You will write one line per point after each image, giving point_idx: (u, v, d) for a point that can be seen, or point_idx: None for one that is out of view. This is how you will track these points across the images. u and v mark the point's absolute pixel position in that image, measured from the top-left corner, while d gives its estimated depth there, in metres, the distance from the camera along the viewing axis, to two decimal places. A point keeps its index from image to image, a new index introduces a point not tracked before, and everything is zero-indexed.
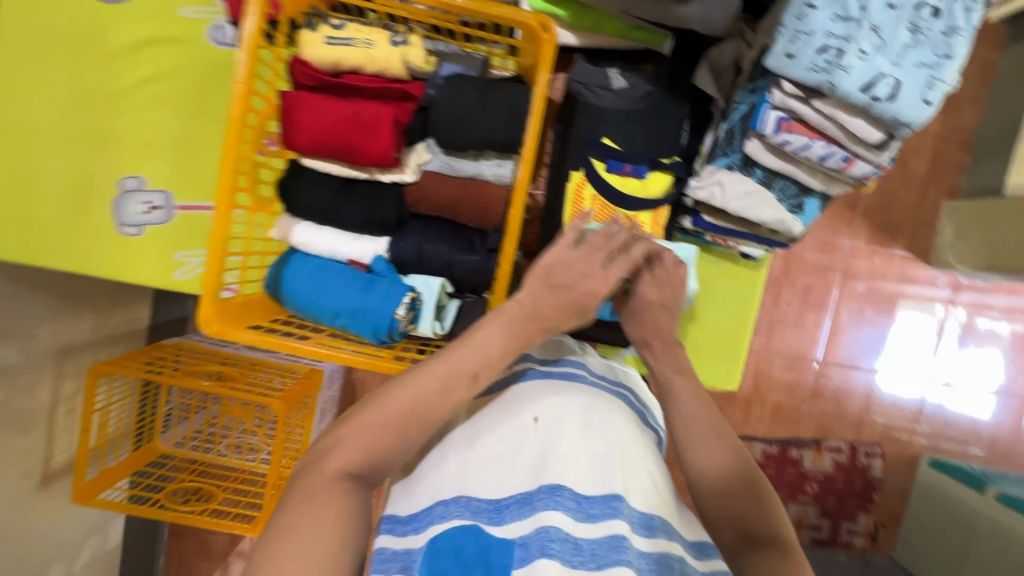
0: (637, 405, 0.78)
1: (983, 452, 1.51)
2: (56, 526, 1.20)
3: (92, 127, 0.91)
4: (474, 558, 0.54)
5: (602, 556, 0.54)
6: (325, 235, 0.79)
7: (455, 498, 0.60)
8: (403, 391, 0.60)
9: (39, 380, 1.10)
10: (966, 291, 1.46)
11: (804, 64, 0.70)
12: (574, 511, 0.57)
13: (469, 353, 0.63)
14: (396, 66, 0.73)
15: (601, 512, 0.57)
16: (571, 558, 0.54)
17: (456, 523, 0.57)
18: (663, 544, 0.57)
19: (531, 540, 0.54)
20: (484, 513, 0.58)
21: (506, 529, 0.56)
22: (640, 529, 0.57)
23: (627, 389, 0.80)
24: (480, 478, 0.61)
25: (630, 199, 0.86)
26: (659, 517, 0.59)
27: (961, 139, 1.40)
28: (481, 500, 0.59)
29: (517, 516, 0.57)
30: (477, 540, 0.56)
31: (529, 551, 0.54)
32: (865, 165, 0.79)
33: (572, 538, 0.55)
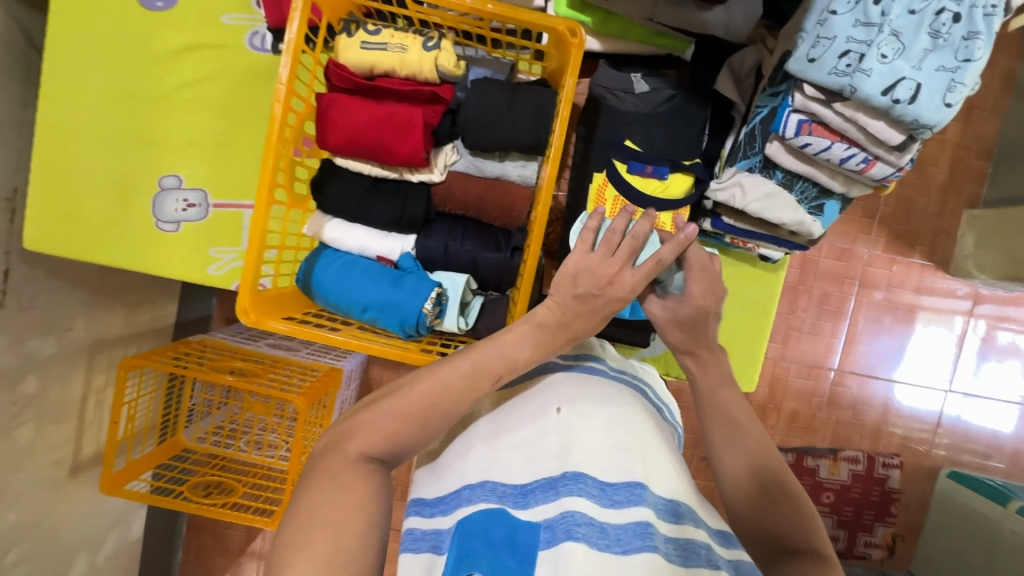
0: (655, 401, 0.80)
1: (1005, 466, 1.48)
2: (83, 515, 1.23)
3: (135, 129, 0.97)
4: (501, 539, 0.57)
5: (627, 542, 0.55)
6: (354, 232, 0.82)
7: (480, 483, 0.62)
8: (422, 385, 0.61)
9: (73, 371, 1.14)
10: (987, 301, 1.45)
11: (825, 67, 0.71)
12: (597, 498, 0.59)
13: (494, 354, 0.64)
14: (428, 70, 0.76)
15: (625, 499, 0.59)
16: (597, 541, 0.55)
17: (482, 507, 0.59)
18: (689, 530, 0.58)
19: (556, 524, 0.56)
20: (509, 498, 0.61)
21: (531, 512, 0.59)
22: (665, 515, 0.59)
23: (644, 384, 0.82)
24: (506, 465, 0.63)
25: (651, 199, 0.87)
26: (685, 505, 0.61)
27: (982, 148, 1.40)
28: (507, 486, 0.62)
29: (542, 500, 0.59)
30: (503, 521, 0.58)
31: (555, 533, 0.56)
32: (885, 167, 0.79)
33: (597, 523, 0.57)
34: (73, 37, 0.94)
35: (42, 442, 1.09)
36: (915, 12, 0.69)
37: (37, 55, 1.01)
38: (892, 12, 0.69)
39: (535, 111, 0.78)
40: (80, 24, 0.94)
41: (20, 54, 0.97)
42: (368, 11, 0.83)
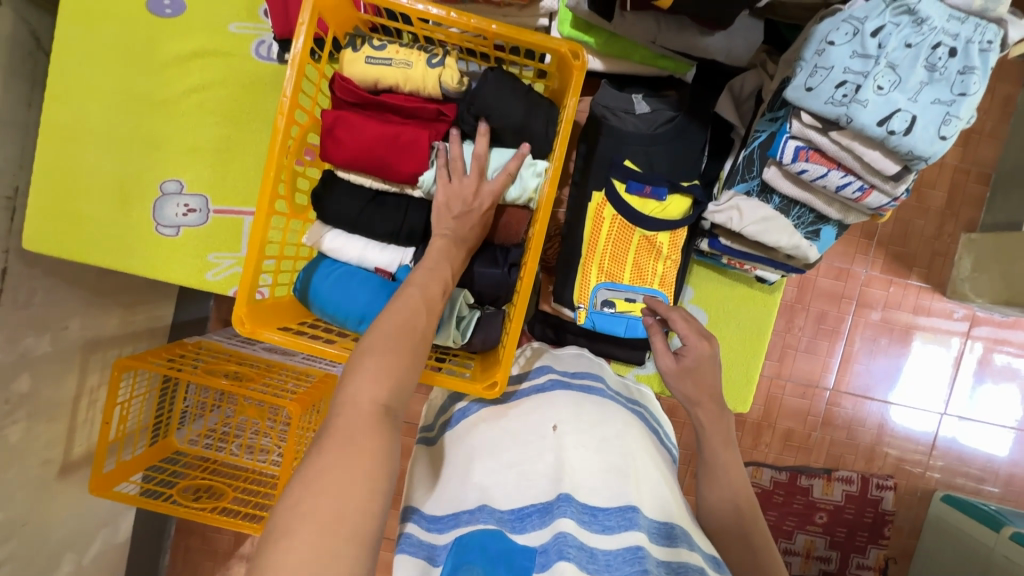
0: (651, 422, 0.80)
1: (999, 490, 1.48)
2: (70, 516, 1.22)
3: (139, 133, 0.97)
4: (498, 555, 0.58)
5: (617, 567, 0.55)
6: (353, 243, 0.82)
7: (479, 506, 0.63)
8: (394, 316, 0.64)
9: (68, 371, 1.14)
10: (983, 324, 1.45)
11: (822, 97, 0.72)
12: (588, 524, 0.59)
13: (433, 273, 0.69)
14: (432, 86, 0.77)
15: (616, 524, 0.58)
16: (587, 565, 0.55)
17: (480, 527, 0.60)
18: (682, 554, 0.57)
19: (549, 546, 0.56)
20: (506, 522, 0.61)
21: (528, 537, 0.59)
22: (659, 539, 0.59)
23: (643, 407, 0.82)
24: (507, 484, 0.64)
25: (649, 220, 0.89)
26: (679, 528, 0.60)
27: (980, 172, 1.42)
28: (503, 510, 0.62)
29: (538, 524, 0.60)
30: (499, 541, 0.59)
31: (548, 556, 0.55)
32: (880, 197, 0.80)
33: (588, 548, 0.57)
34: (80, 40, 0.95)
35: (32, 442, 1.08)
36: (912, 46, 0.69)
37: (45, 57, 1.02)
38: (889, 44, 0.69)
39: (545, 132, 0.79)
40: (88, 27, 0.95)
41: (28, 54, 0.98)
42: (374, 25, 0.84)
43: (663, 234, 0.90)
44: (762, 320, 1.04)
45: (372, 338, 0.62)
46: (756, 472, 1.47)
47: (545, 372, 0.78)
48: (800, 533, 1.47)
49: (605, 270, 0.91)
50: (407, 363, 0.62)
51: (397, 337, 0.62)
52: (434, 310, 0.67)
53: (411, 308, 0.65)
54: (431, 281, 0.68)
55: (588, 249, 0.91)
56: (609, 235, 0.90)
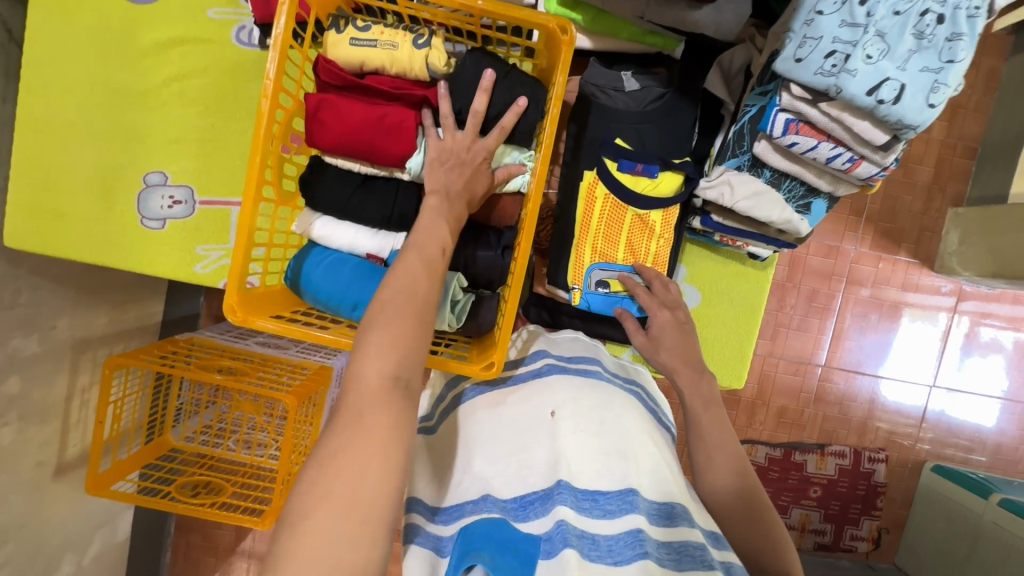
0: (650, 403, 0.80)
1: (986, 460, 1.52)
2: (68, 516, 1.22)
3: (119, 125, 0.95)
4: (503, 542, 0.57)
5: (618, 552, 0.55)
6: (344, 230, 0.81)
7: (481, 497, 0.63)
8: (394, 286, 0.62)
9: (58, 370, 1.13)
10: (970, 298, 1.48)
11: (811, 67, 0.71)
12: (589, 510, 0.59)
13: (430, 235, 0.66)
14: (418, 67, 0.76)
15: (617, 508, 0.58)
16: (589, 552, 0.55)
17: (486, 516, 0.60)
18: (683, 532, 0.57)
19: (554, 534, 0.55)
20: (510, 511, 0.61)
21: (531, 525, 0.58)
22: (658, 520, 0.58)
23: (640, 387, 0.82)
24: (509, 473, 0.65)
25: (642, 198, 0.88)
26: (680, 505, 0.60)
27: (965, 147, 1.43)
28: (506, 499, 0.62)
29: (540, 512, 0.59)
30: (503, 530, 0.58)
31: (553, 544, 0.55)
32: (870, 167, 0.80)
33: (588, 535, 0.56)
34: (54, 30, 0.92)
35: (25, 444, 1.07)
36: (900, 13, 0.69)
37: (18, 49, 0.99)
38: (877, 12, 0.69)
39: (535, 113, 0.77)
40: (60, 15, 0.92)
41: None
42: (358, 7, 0.82)
43: (655, 213, 0.90)
44: (755, 296, 1.05)
45: (379, 309, 0.61)
46: (751, 449, 1.48)
47: (542, 357, 0.78)
48: (795, 508, 1.49)
49: (598, 250, 0.90)
50: (414, 330, 0.61)
51: (400, 306, 0.61)
52: (436, 272, 0.65)
53: (412, 273, 0.63)
54: (429, 241, 0.66)
55: (581, 229, 0.90)
56: (602, 214, 0.89)
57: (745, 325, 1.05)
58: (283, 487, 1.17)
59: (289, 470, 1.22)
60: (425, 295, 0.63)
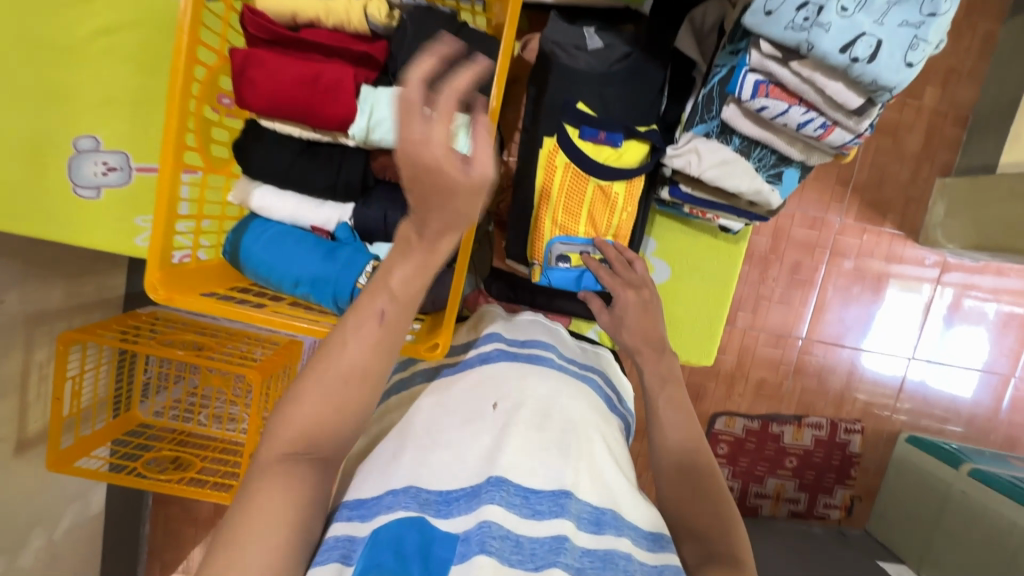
0: (606, 388, 0.78)
1: (961, 429, 1.52)
2: (33, 493, 1.19)
3: (46, 81, 0.86)
4: (414, 552, 0.53)
5: (541, 557, 0.54)
6: (286, 200, 0.77)
7: (403, 488, 0.58)
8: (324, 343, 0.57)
9: (10, 348, 1.08)
10: (954, 270, 1.45)
11: (782, 21, 0.66)
12: (519, 508, 0.56)
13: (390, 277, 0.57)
14: (356, 20, 0.70)
15: (547, 509, 0.57)
16: (510, 557, 0.53)
17: (402, 515, 0.56)
18: (609, 540, 0.57)
19: (472, 536, 0.53)
20: (431, 505, 0.57)
21: (451, 524, 0.56)
22: (587, 525, 0.57)
23: (599, 370, 0.80)
24: (442, 465, 0.60)
25: (605, 168, 0.83)
26: (610, 512, 0.60)
27: (958, 114, 1.38)
28: (431, 492, 0.58)
29: (464, 510, 0.56)
30: (420, 532, 0.55)
31: (469, 546, 0.53)
32: (844, 134, 0.74)
33: (513, 536, 0.54)
34: None
35: None
36: None
37: None
38: None
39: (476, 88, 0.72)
40: None
41: None
42: None
43: (618, 184, 0.85)
44: (726, 270, 1.01)
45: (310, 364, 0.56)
46: (729, 421, 1.47)
47: (491, 339, 0.75)
48: (770, 477, 1.49)
49: (559, 224, 0.86)
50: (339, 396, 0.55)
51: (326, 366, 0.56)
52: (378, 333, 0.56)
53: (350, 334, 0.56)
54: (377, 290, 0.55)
55: (541, 202, 0.85)
56: (562, 185, 0.84)
57: (715, 302, 1.01)
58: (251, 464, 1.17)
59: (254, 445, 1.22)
60: (367, 372, 0.56)
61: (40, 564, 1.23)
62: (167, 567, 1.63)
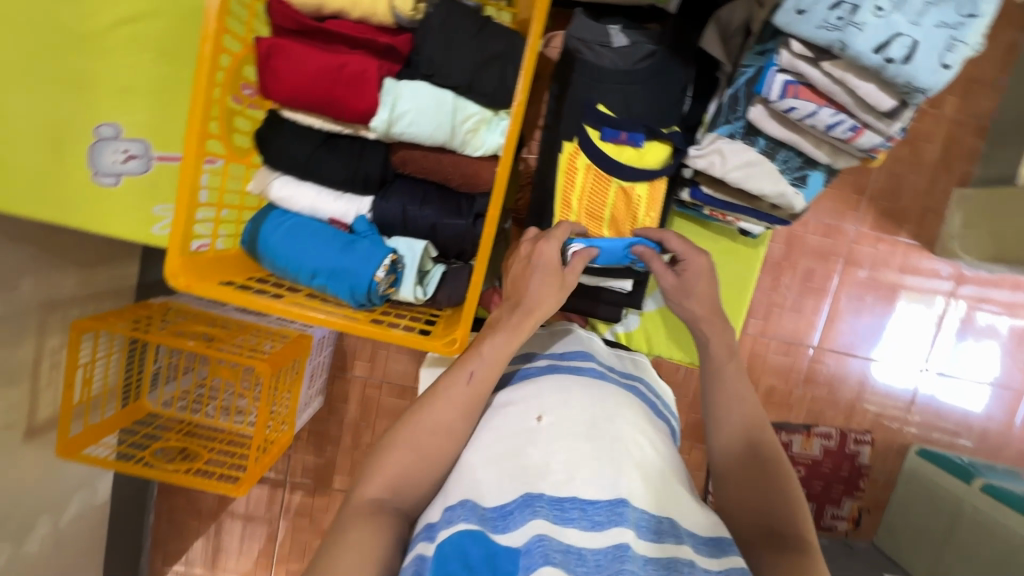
0: (647, 394, 0.80)
1: (972, 444, 1.50)
2: (41, 480, 1.19)
3: (67, 68, 0.86)
4: (480, 561, 0.55)
5: (606, 567, 0.55)
6: (305, 190, 0.76)
7: (460, 503, 0.60)
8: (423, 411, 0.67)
9: (23, 334, 1.08)
10: (969, 282, 1.43)
11: (815, 20, 0.64)
12: (578, 521, 0.58)
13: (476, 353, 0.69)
14: (382, 12, 0.69)
15: (606, 519, 0.58)
16: (576, 569, 0.55)
17: (463, 527, 0.57)
18: (670, 548, 0.58)
19: (533, 547, 0.55)
20: (489, 521, 0.59)
21: (510, 536, 0.57)
22: (646, 534, 0.59)
23: (639, 378, 0.83)
24: (497, 479, 0.62)
25: (626, 168, 0.83)
26: (667, 520, 0.61)
27: (977, 124, 1.36)
28: (486, 507, 0.60)
29: (520, 520, 0.58)
30: (484, 545, 0.56)
31: (532, 558, 0.54)
32: (874, 135, 0.74)
33: (575, 549, 0.56)
34: None
35: None
36: None
37: None
38: None
39: (498, 87, 0.72)
40: None
41: None
42: None
43: (641, 185, 0.84)
44: (745, 272, 1.00)
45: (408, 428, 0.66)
46: None
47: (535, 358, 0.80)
48: None
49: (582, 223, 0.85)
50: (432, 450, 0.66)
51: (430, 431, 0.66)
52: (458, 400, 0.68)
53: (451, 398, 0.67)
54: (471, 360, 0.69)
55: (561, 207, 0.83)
56: (582, 186, 0.83)
57: (734, 303, 1.00)
58: (264, 456, 1.19)
59: (266, 439, 1.23)
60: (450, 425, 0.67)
61: (45, 550, 1.24)
62: (168, 560, 1.63)
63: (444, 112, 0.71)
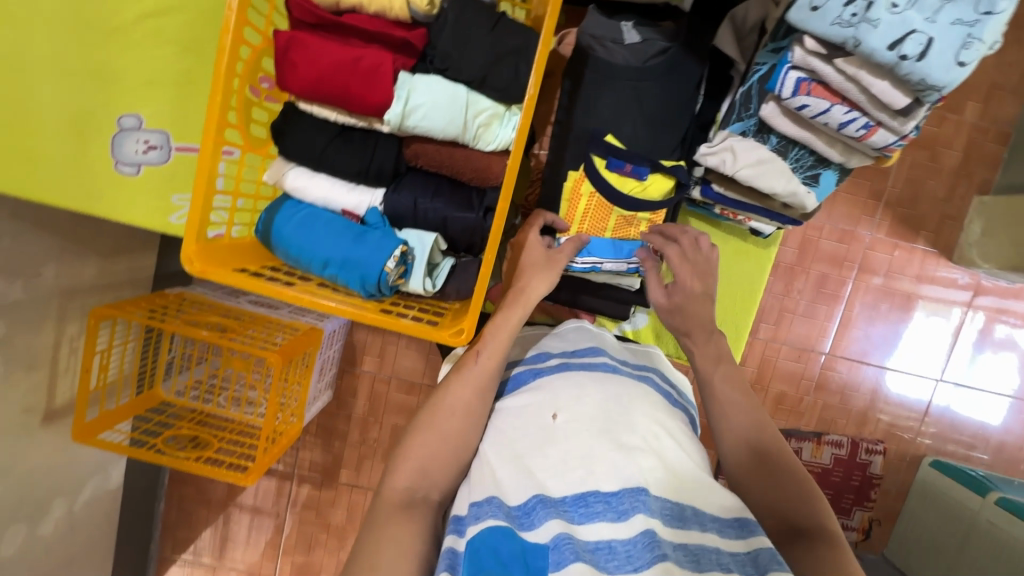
0: (663, 385, 0.80)
1: (988, 457, 1.47)
2: (57, 463, 1.22)
3: (91, 61, 0.89)
4: (511, 556, 0.56)
5: (637, 557, 0.56)
6: (318, 182, 0.78)
7: (486, 500, 0.62)
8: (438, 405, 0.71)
9: (44, 320, 1.11)
10: (987, 292, 1.41)
11: (829, 16, 0.64)
12: (603, 514, 0.59)
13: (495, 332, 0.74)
14: (398, 7, 0.71)
15: (629, 507, 0.59)
16: (606, 564, 0.56)
17: (490, 523, 0.58)
18: (695, 536, 0.58)
19: (562, 543, 0.56)
20: (515, 518, 0.60)
21: (538, 533, 0.58)
22: (670, 521, 0.59)
23: (654, 368, 0.82)
24: (519, 479, 0.64)
25: (628, 199, 0.84)
26: (689, 508, 0.61)
27: (999, 131, 1.34)
28: (511, 505, 0.62)
29: (546, 517, 0.59)
30: (512, 541, 0.57)
31: (562, 553, 0.55)
32: (886, 135, 0.73)
33: (604, 544, 0.58)
34: None
35: (10, 390, 1.06)
36: None
37: None
38: None
39: (511, 82, 0.72)
40: None
41: None
42: None
43: (642, 217, 0.86)
44: (755, 272, 0.99)
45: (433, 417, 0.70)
46: None
47: (544, 356, 0.80)
48: None
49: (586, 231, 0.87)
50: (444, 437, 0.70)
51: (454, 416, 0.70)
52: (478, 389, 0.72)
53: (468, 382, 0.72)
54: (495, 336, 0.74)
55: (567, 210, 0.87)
56: (585, 212, 0.86)
57: (743, 304, 1.00)
58: (272, 447, 1.20)
59: (275, 429, 1.24)
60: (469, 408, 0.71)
61: (59, 532, 1.27)
62: (177, 547, 1.66)
63: (456, 107, 0.72)
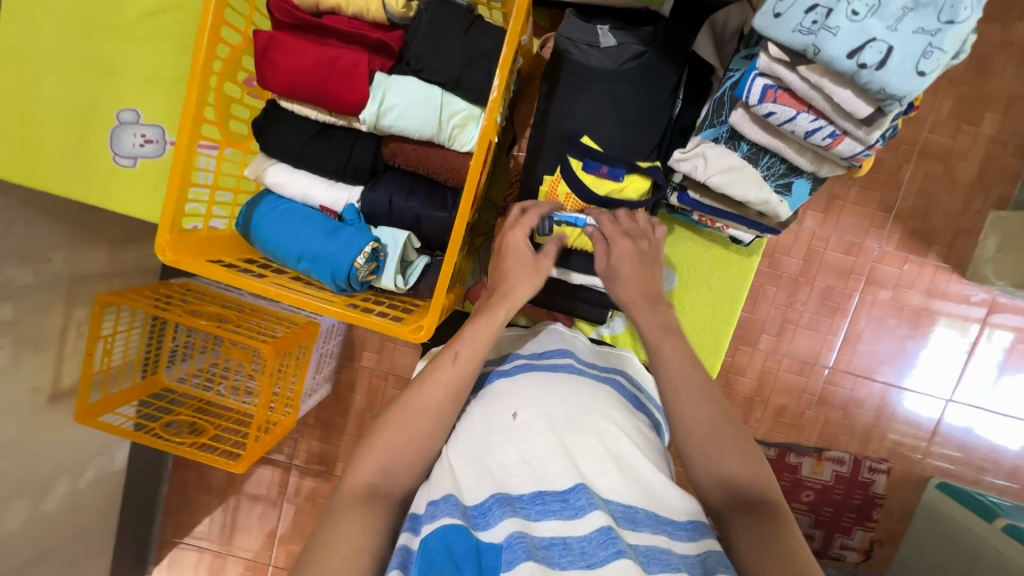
0: (630, 388, 0.80)
1: (1002, 482, 1.41)
2: (62, 442, 1.26)
3: (96, 56, 0.93)
4: (465, 553, 0.56)
5: (591, 554, 0.55)
6: (298, 178, 0.80)
7: (444, 498, 0.62)
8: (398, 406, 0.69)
9: (53, 303, 1.16)
10: (1003, 310, 1.36)
11: (789, 24, 0.64)
12: (559, 511, 0.59)
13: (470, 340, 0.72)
14: (375, 9, 0.73)
15: (586, 504, 0.59)
16: (559, 560, 0.55)
17: (445, 522, 0.58)
18: (646, 538, 0.58)
19: (514, 542, 0.55)
20: (471, 518, 0.60)
21: (493, 533, 0.58)
22: (623, 522, 0.59)
23: (622, 372, 0.82)
24: (477, 479, 0.64)
25: (604, 202, 0.83)
26: (643, 510, 0.61)
27: (1018, 144, 1.30)
28: (467, 505, 0.62)
29: (501, 516, 0.59)
30: (466, 539, 0.57)
31: (514, 553, 0.54)
32: (852, 144, 0.72)
33: (558, 541, 0.57)
34: None
35: (18, 369, 1.11)
36: None
37: None
38: None
39: (483, 82, 0.73)
40: None
41: None
42: None
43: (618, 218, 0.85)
44: (736, 282, 0.98)
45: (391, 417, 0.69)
46: None
47: (511, 357, 0.81)
48: None
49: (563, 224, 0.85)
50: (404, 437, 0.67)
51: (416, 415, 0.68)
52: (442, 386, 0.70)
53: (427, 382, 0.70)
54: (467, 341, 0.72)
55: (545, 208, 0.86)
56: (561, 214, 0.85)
57: (723, 314, 0.99)
58: (268, 437, 1.24)
59: (268, 420, 1.27)
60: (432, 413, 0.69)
61: (61, 509, 1.31)
62: (178, 531, 1.70)
63: (431, 108, 0.73)
